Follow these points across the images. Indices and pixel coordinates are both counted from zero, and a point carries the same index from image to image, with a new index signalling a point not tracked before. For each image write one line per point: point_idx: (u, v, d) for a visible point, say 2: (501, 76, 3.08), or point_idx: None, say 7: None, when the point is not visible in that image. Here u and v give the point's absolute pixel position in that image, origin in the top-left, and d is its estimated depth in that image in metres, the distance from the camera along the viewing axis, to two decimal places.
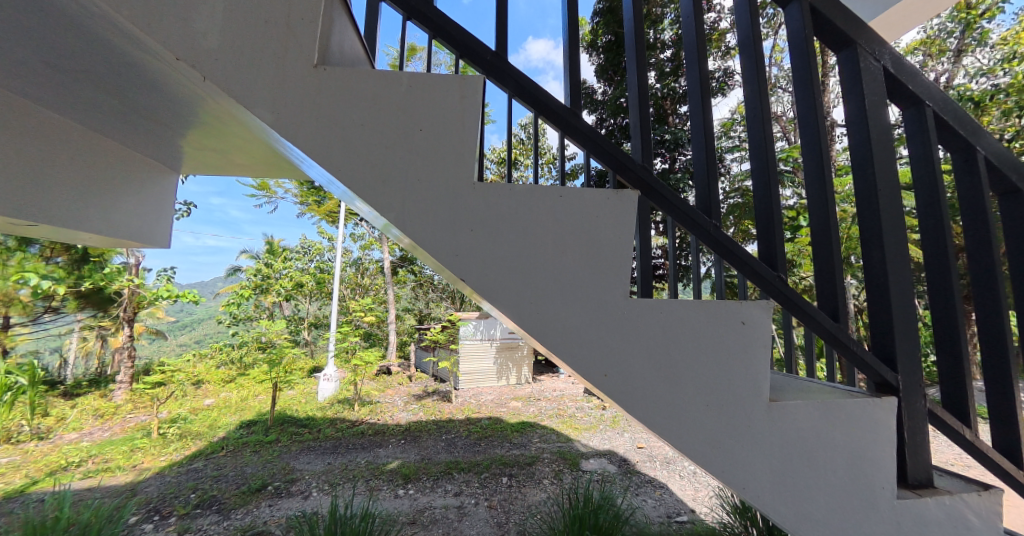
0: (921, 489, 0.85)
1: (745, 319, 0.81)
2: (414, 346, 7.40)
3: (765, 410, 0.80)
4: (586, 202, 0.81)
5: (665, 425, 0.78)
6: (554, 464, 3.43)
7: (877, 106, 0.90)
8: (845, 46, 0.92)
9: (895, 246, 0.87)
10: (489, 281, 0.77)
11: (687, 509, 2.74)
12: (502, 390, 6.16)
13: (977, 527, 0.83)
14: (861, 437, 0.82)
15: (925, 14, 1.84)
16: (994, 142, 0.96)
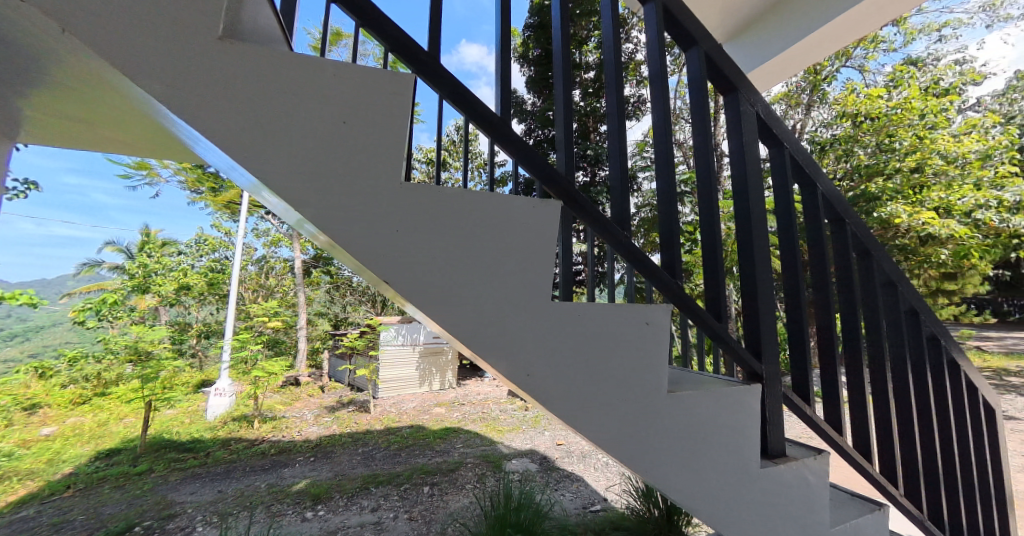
0: (777, 458, 1.02)
1: (649, 320, 0.92)
2: (328, 354, 6.94)
3: (666, 399, 0.90)
4: (511, 208, 0.85)
5: (579, 417, 0.84)
6: (477, 467, 3.44)
7: (752, 144, 1.07)
8: (732, 90, 1.07)
9: (764, 260, 1.04)
10: (413, 282, 0.77)
11: (600, 498, 2.92)
12: (426, 396, 6.03)
13: (817, 486, 1.02)
14: (738, 419, 0.96)
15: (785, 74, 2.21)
16: (830, 181, 1.20)
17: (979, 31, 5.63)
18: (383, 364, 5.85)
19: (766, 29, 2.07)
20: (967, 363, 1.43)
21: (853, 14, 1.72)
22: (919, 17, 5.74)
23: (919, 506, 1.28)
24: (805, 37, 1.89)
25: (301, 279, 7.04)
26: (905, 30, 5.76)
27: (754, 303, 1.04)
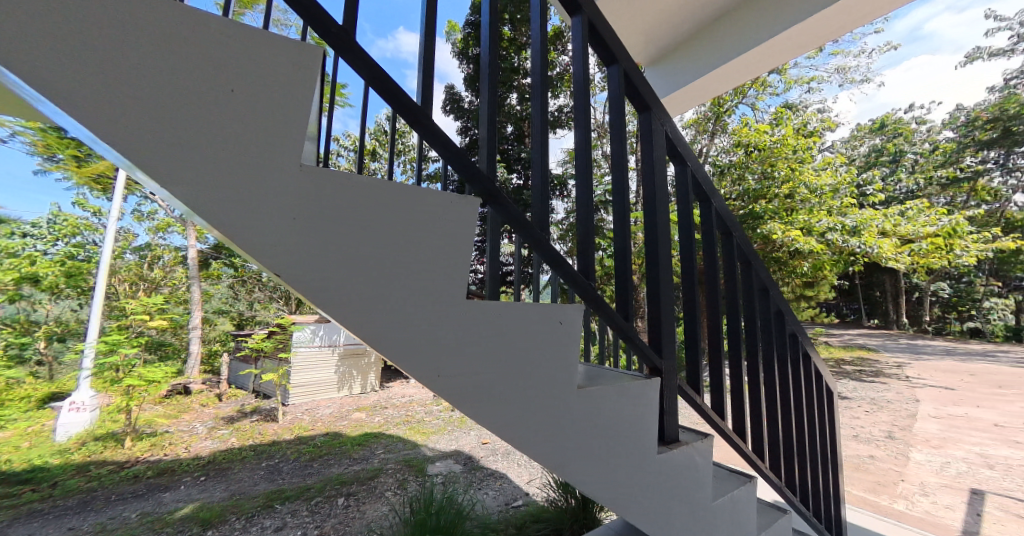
0: (671, 443, 1.13)
1: (563, 319, 0.93)
2: (228, 358, 6.32)
3: (577, 393, 0.93)
4: (438, 206, 0.77)
5: (497, 416, 0.83)
6: (398, 473, 3.34)
7: (660, 162, 1.17)
8: (647, 108, 1.17)
9: (666, 268, 1.15)
10: (326, 286, 0.66)
11: (522, 493, 3.00)
12: (345, 402, 5.74)
13: (702, 465, 1.15)
14: (639, 408, 1.03)
15: (693, 102, 2.51)
16: (723, 200, 1.34)
17: (835, 88, 6.75)
18: (295, 368, 5.43)
19: (679, 60, 2.32)
20: (815, 355, 1.60)
21: (745, 57, 2.01)
22: (795, 69, 6.62)
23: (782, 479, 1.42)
24: (708, 71, 2.16)
25: (196, 272, 6.16)
26: (784, 79, 6.61)
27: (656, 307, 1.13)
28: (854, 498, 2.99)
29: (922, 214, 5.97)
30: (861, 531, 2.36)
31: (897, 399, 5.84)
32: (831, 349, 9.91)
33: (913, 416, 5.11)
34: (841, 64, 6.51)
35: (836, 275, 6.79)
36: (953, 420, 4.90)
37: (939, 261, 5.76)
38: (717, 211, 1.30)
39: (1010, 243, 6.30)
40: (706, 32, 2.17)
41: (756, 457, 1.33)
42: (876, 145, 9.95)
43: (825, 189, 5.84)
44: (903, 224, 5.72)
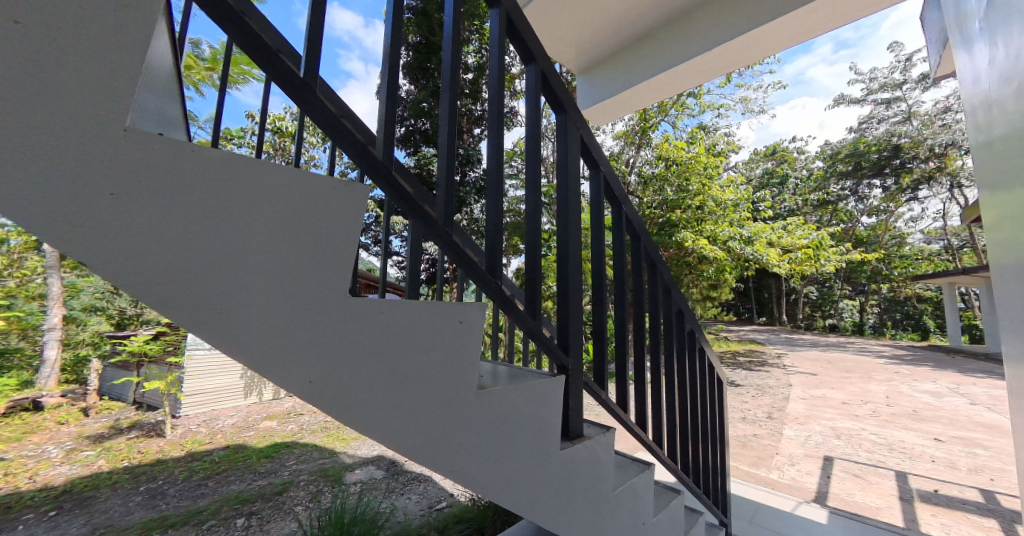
0: (576, 439, 1.05)
1: (462, 318, 0.78)
2: (99, 364, 5.23)
3: (475, 396, 0.79)
4: (334, 195, 0.62)
5: (375, 425, 0.66)
6: (311, 485, 3.11)
7: (574, 166, 1.13)
8: (563, 109, 1.11)
9: (577, 275, 1.08)
10: (154, 282, 0.49)
11: (447, 495, 2.96)
12: (251, 410, 5.21)
13: (606, 460, 1.09)
14: (543, 408, 0.92)
15: (614, 115, 2.69)
16: (634, 207, 1.33)
17: (738, 116, 7.55)
18: (192, 374, 4.74)
19: (606, 73, 2.46)
20: (709, 348, 1.77)
21: (665, 75, 2.19)
22: (708, 96, 7.25)
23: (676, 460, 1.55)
24: (633, 84, 2.31)
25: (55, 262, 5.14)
26: (700, 103, 7.24)
27: (565, 316, 1.06)
28: (740, 472, 3.42)
29: (799, 230, 6.97)
30: (747, 503, 2.66)
31: (776, 385, 6.77)
32: (725, 342, 11.19)
33: (787, 398, 5.97)
34: (745, 96, 7.33)
35: (733, 279, 7.64)
36: (816, 400, 5.80)
37: (808, 268, 6.79)
38: (628, 217, 1.29)
39: (858, 254, 7.65)
40: (632, 48, 2.32)
41: (655, 444, 1.42)
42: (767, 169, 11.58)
43: (727, 204, 6.57)
44: (785, 237, 6.66)
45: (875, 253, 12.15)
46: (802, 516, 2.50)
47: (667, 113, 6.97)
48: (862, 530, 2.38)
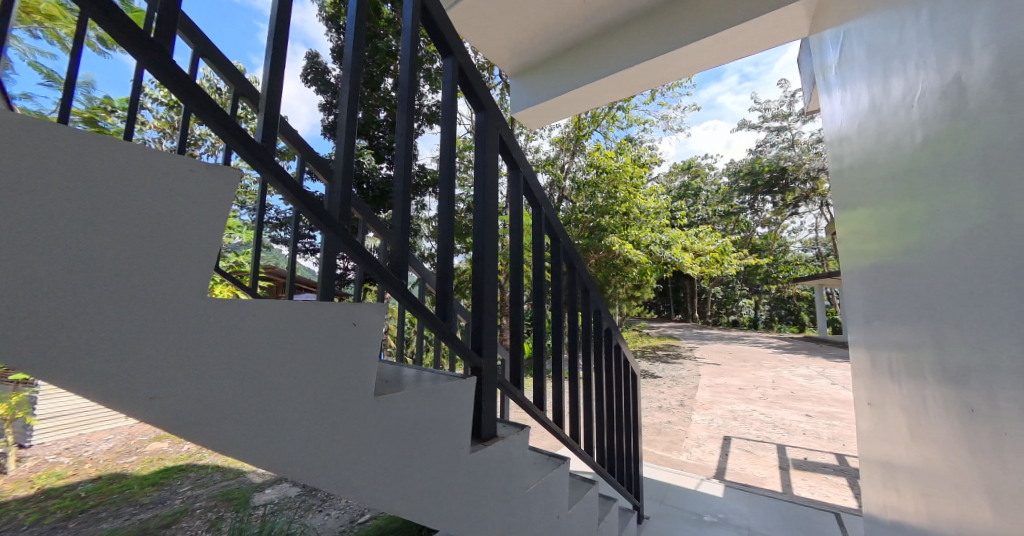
0: (488, 440, 1.04)
1: (357, 320, 0.72)
2: None
3: (373, 404, 0.74)
4: (188, 174, 0.52)
5: (251, 442, 0.58)
6: (209, 512, 2.75)
7: (491, 164, 1.10)
8: (482, 107, 1.08)
9: (492, 275, 1.06)
10: None
11: (369, 508, 2.81)
12: (134, 430, 4.48)
13: (517, 458, 1.09)
14: (451, 412, 0.90)
15: (545, 120, 2.77)
16: (553, 208, 1.35)
17: (659, 131, 8.28)
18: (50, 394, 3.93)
19: (538, 78, 2.54)
20: (624, 345, 1.89)
21: (593, 85, 2.33)
22: (636, 111, 7.62)
23: (592, 454, 1.61)
24: (564, 90, 2.41)
25: None
26: (628, 117, 7.63)
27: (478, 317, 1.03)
28: (653, 456, 3.71)
29: (708, 236, 7.74)
30: (658, 485, 2.89)
31: (688, 375, 7.46)
32: (646, 338, 12.07)
33: (695, 387, 6.61)
34: (666, 114, 7.98)
35: (654, 280, 8.24)
36: (719, 387, 6.48)
37: (715, 271, 7.56)
38: (546, 219, 1.31)
39: (754, 259, 8.71)
40: (563, 57, 2.43)
41: (571, 439, 1.47)
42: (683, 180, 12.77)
43: (648, 211, 7.08)
44: (698, 242, 7.37)
45: (767, 258, 13.92)
46: (704, 493, 2.78)
47: (598, 124, 7.34)
48: (751, 500, 2.70)
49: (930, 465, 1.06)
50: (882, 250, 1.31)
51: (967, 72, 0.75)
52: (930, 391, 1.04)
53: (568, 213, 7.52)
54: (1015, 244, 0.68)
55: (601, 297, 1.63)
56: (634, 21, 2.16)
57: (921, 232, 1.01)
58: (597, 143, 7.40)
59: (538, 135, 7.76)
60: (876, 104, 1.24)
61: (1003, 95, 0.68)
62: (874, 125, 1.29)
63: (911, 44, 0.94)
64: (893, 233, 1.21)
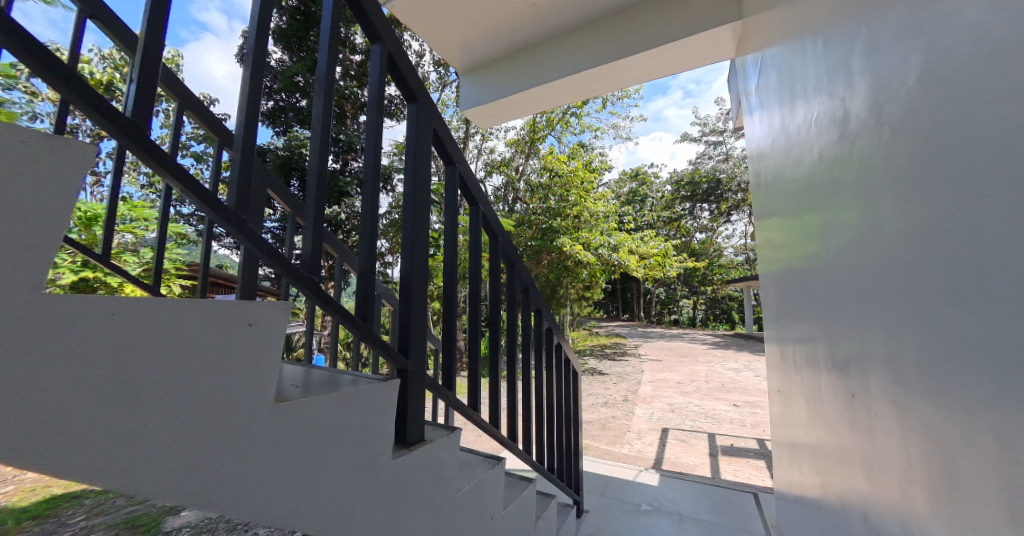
0: (414, 445, 0.95)
1: (253, 319, 0.60)
2: None
3: (270, 412, 0.62)
4: (18, 145, 0.44)
5: (94, 463, 0.46)
6: None
7: (424, 157, 1.03)
8: (414, 96, 1.01)
9: (421, 276, 1.00)
10: None
11: None
12: None
13: (447, 463, 1.02)
14: (371, 417, 0.79)
15: (494, 120, 2.76)
16: (490, 205, 1.31)
17: (610, 140, 8.41)
18: None
19: (488, 77, 2.52)
20: (565, 344, 1.94)
21: (543, 88, 2.36)
22: (589, 118, 7.84)
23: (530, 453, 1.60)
24: (513, 92, 2.42)
25: None
26: (581, 123, 7.80)
27: (405, 318, 0.95)
28: (598, 451, 3.82)
29: (652, 240, 8.16)
30: (600, 478, 2.99)
31: (632, 372, 7.79)
32: (594, 337, 12.48)
33: (638, 383, 6.91)
34: (616, 123, 8.23)
35: (603, 282, 8.53)
36: (660, 382, 6.85)
37: (658, 273, 7.99)
38: (485, 217, 1.29)
39: (693, 262, 9.30)
40: (514, 57, 2.43)
41: (509, 439, 1.47)
42: (631, 187, 13.39)
43: (598, 215, 7.31)
44: (643, 246, 7.73)
45: (704, 262, 14.93)
46: (642, 483, 2.91)
47: (553, 128, 7.47)
48: (685, 487, 2.87)
49: (824, 445, 1.20)
50: (793, 255, 1.44)
51: (851, 100, 0.87)
52: (824, 380, 1.18)
53: (521, 214, 7.58)
54: (891, 246, 0.77)
55: (539, 293, 1.64)
56: (582, 29, 2.22)
57: (823, 237, 1.12)
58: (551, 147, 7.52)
59: (494, 136, 7.73)
60: (785, 125, 1.41)
61: (881, 119, 0.76)
62: (783, 141, 1.47)
63: (809, 70, 1.09)
64: (801, 239, 1.33)
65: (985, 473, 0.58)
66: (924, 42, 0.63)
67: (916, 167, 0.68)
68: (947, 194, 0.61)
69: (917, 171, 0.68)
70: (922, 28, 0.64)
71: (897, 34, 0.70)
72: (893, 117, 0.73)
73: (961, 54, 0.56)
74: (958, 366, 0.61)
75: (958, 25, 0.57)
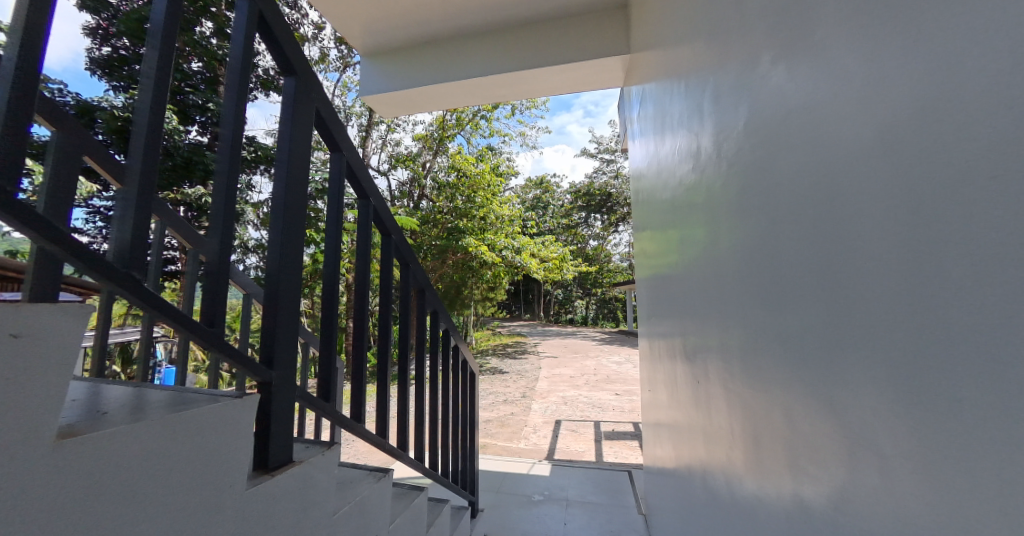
0: (278, 469, 0.83)
1: (28, 332, 0.43)
2: None
3: (61, 453, 0.46)
4: None
5: None
6: None
7: (302, 138, 0.91)
8: (290, 69, 0.89)
9: (292, 274, 0.88)
10: None
11: None
12: None
13: (319, 482, 0.92)
14: (221, 442, 0.66)
15: (395, 110, 2.63)
16: (382, 197, 1.22)
17: (517, 146, 8.52)
18: None
19: (392, 63, 2.39)
20: (462, 344, 1.92)
21: (448, 86, 2.32)
22: (498, 123, 7.92)
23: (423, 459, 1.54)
24: (419, 85, 2.32)
25: None
26: (490, 127, 7.87)
27: (271, 323, 0.83)
28: (495, 449, 3.88)
29: (552, 245, 8.61)
30: (495, 476, 3.04)
31: (530, 369, 8.11)
32: (496, 337, 12.69)
33: (535, 379, 7.22)
34: (523, 131, 8.27)
35: (506, 283, 8.73)
36: (555, 378, 7.25)
37: (556, 276, 8.45)
38: (375, 211, 1.21)
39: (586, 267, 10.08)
40: (419, 48, 2.35)
41: (399, 448, 1.39)
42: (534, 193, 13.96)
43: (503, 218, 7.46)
44: (544, 249, 8.11)
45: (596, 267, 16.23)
46: (535, 475, 3.04)
47: (462, 127, 7.41)
48: (574, 474, 3.08)
49: (678, 425, 1.40)
50: (661, 262, 1.64)
51: (701, 136, 1.08)
52: (679, 370, 1.37)
53: (427, 212, 7.39)
54: (734, 255, 0.90)
55: (435, 292, 1.58)
56: (492, 33, 2.24)
57: (684, 248, 1.28)
58: (459, 147, 7.47)
59: (400, 128, 7.38)
60: (657, 149, 1.64)
61: (728, 152, 0.91)
62: (654, 162, 1.71)
63: (676, 105, 1.30)
64: (666, 248, 1.53)
65: (778, 437, 0.72)
66: (751, 96, 0.79)
67: (749, 193, 0.82)
68: (769, 212, 0.74)
69: (750, 196, 0.82)
70: (750, 84, 0.79)
71: (736, 86, 0.85)
72: (735, 152, 0.87)
73: (775, 106, 0.71)
74: (770, 359, 0.75)
75: (770, 87, 0.72)
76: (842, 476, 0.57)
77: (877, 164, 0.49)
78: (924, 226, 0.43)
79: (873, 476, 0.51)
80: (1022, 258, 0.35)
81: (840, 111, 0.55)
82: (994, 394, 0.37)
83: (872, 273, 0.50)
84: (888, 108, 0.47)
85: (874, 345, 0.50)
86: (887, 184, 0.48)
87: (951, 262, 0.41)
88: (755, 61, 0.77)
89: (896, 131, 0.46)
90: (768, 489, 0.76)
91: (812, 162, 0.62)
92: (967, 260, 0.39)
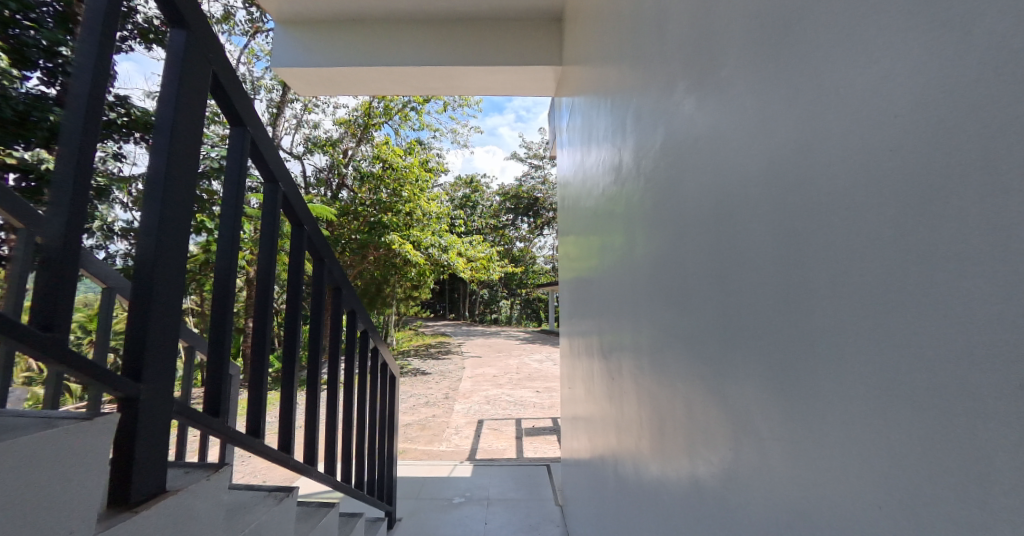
0: (142, 504, 0.70)
1: None
2: None
3: None
4: None
5: None
6: None
7: (192, 107, 0.79)
8: (178, 21, 0.76)
9: (172, 267, 0.75)
10: None
11: None
12: None
13: (200, 513, 0.80)
14: (62, 474, 0.54)
15: (312, 89, 2.42)
16: (292, 182, 1.11)
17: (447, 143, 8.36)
18: None
19: (310, 37, 2.18)
20: (382, 346, 1.81)
21: (372, 71, 2.20)
22: (429, 116, 7.72)
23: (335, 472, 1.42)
24: (341, 65, 2.16)
25: None
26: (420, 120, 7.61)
27: (141, 324, 0.70)
28: (414, 453, 3.75)
29: (480, 244, 8.60)
30: (414, 481, 2.93)
31: (454, 369, 8.01)
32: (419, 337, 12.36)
33: (459, 379, 7.15)
34: (455, 128, 8.14)
35: (430, 282, 8.53)
36: (479, 377, 7.25)
37: (483, 276, 8.46)
38: (284, 197, 1.09)
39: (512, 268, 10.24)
40: (344, 26, 2.19)
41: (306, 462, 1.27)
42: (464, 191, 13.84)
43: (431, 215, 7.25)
44: (472, 249, 8.08)
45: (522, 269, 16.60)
46: (456, 477, 3.00)
47: (390, 117, 7.08)
48: (494, 472, 3.09)
49: (594, 418, 1.46)
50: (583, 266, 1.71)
51: (623, 149, 1.14)
52: (596, 367, 1.43)
53: (347, 204, 6.94)
54: (647, 261, 0.96)
55: (353, 289, 1.47)
56: (424, 22, 2.16)
57: (604, 253, 1.34)
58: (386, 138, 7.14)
59: (319, 109, 6.83)
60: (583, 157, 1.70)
61: (647, 167, 0.96)
62: (581, 169, 1.77)
63: (602, 116, 1.35)
64: (588, 254, 1.60)
65: (679, 426, 0.78)
66: (667, 116, 0.84)
67: (662, 204, 0.87)
68: (678, 223, 0.80)
69: (663, 208, 0.87)
70: (666, 106, 0.85)
71: (655, 107, 0.90)
72: (652, 167, 0.93)
73: (686, 125, 0.76)
74: (673, 358, 0.81)
75: (683, 112, 0.78)
76: (729, 460, 0.63)
77: (764, 181, 0.55)
78: (795, 241, 0.49)
79: (753, 458, 0.57)
80: (843, 279, 0.42)
81: (737, 133, 0.61)
82: (834, 381, 0.43)
83: (758, 281, 0.56)
84: (774, 143, 0.53)
85: (757, 348, 0.57)
86: (770, 207, 0.54)
87: (811, 279, 0.47)
88: (671, 88, 0.83)
89: (779, 162, 0.52)
90: (669, 474, 0.82)
91: (714, 181, 0.68)
92: (820, 273, 0.45)
